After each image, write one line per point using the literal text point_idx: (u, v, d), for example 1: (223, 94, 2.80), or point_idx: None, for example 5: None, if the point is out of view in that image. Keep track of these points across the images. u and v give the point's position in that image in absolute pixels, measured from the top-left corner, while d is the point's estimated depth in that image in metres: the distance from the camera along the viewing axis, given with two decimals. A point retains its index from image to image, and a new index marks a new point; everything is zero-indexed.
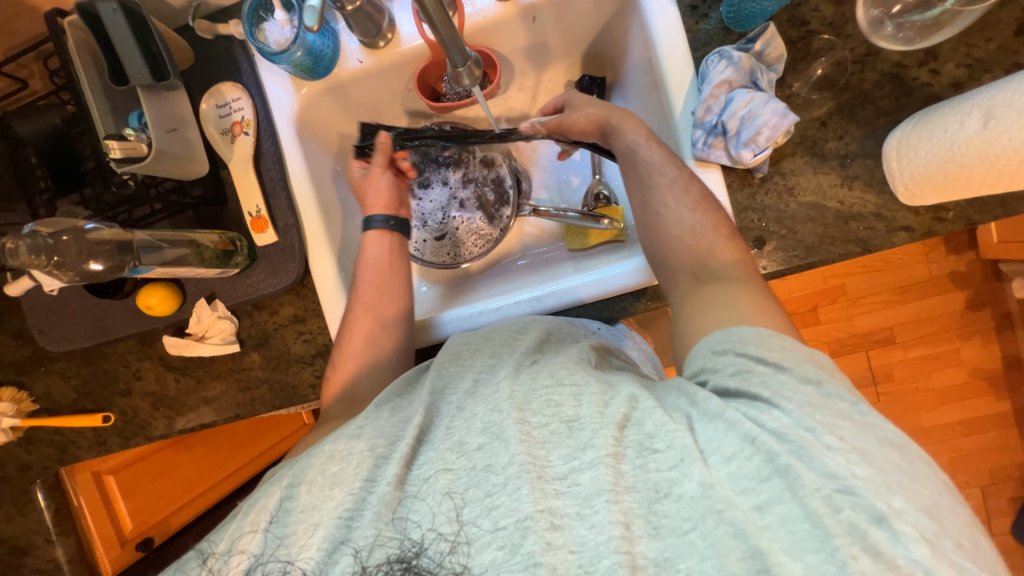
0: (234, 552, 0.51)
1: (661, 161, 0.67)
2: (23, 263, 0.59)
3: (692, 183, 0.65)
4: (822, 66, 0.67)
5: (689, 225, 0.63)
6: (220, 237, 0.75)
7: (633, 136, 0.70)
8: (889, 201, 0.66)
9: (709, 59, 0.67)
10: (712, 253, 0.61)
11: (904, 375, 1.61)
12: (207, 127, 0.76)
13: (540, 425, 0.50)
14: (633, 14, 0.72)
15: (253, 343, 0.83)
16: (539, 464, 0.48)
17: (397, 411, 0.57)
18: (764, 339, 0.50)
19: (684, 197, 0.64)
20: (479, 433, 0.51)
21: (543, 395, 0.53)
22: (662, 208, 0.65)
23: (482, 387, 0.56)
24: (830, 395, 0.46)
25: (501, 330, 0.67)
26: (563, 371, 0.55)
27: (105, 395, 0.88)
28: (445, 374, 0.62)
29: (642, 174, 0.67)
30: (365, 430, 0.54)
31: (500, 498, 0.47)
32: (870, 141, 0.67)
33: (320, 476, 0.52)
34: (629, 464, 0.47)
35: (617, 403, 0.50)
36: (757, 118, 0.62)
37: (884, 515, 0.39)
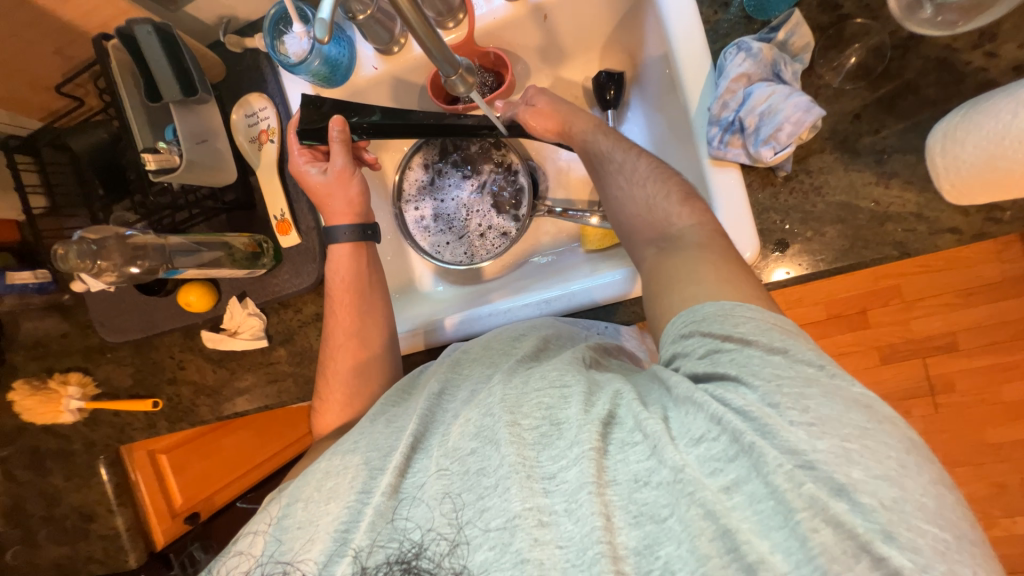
0: (236, 553, 0.55)
1: (611, 148, 0.70)
2: (72, 267, 0.66)
3: (642, 159, 0.68)
4: (856, 54, 0.62)
5: (643, 201, 0.64)
6: (249, 240, 0.80)
7: (583, 133, 0.72)
8: (933, 200, 0.60)
9: (727, 51, 0.63)
10: (669, 221, 0.61)
11: (968, 386, 1.47)
12: (237, 136, 0.80)
13: (529, 427, 0.51)
14: (648, 6, 0.69)
15: (279, 339, 0.88)
16: (529, 464, 0.49)
17: (392, 423, 0.59)
18: (726, 312, 0.50)
19: (636, 175, 0.66)
20: (472, 437, 0.53)
21: (534, 397, 0.53)
22: (616, 191, 0.67)
23: (475, 393, 0.58)
24: (796, 361, 0.45)
25: (497, 339, 0.67)
26: (554, 370, 0.55)
27: (154, 382, 0.97)
28: (445, 380, 0.63)
29: (593, 165, 0.71)
30: (360, 443, 0.57)
31: (490, 500, 0.48)
32: (912, 134, 0.61)
33: (318, 492, 0.54)
34: (611, 459, 0.47)
35: (602, 401, 0.51)
36: (779, 113, 0.58)
37: (843, 485, 0.39)
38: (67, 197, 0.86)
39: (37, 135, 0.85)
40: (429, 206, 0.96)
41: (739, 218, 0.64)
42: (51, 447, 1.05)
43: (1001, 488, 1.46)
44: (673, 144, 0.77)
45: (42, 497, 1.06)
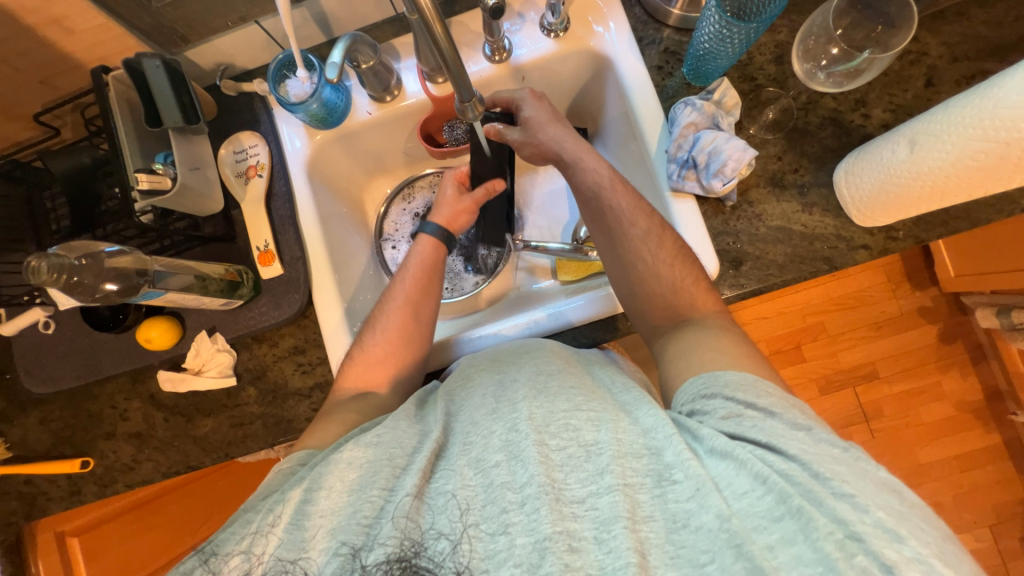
0: (240, 553, 0.48)
1: (630, 210, 0.73)
2: (42, 282, 0.59)
3: (665, 233, 0.71)
4: (772, 112, 0.78)
5: (670, 282, 0.69)
6: (227, 269, 0.78)
7: (597, 179, 0.76)
8: (846, 223, 0.74)
9: (677, 107, 0.77)
10: (693, 307, 0.68)
11: (893, 411, 1.63)
12: (223, 169, 0.82)
13: (557, 448, 0.50)
14: (608, 74, 0.84)
15: (249, 376, 0.82)
16: (557, 486, 0.47)
17: (415, 424, 0.57)
18: (751, 382, 0.55)
19: (660, 251, 0.70)
20: (497, 450, 0.50)
21: (561, 418, 0.52)
22: (638, 261, 0.71)
23: (498, 401, 0.56)
24: (822, 440, 0.50)
25: (508, 352, 0.66)
26: (580, 397, 0.55)
27: (86, 439, 0.84)
28: (454, 400, 0.60)
29: (610, 220, 0.74)
30: (384, 437, 0.54)
31: (516, 516, 0.46)
32: (821, 173, 0.76)
33: (340, 482, 0.50)
34: (645, 493, 0.47)
35: (635, 431, 0.51)
36: (723, 153, 0.71)
37: (892, 564, 0.40)
38: (14, 229, 0.79)
39: None
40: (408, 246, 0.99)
41: (700, 240, 0.74)
42: None
43: (938, 507, 1.59)
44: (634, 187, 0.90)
45: None
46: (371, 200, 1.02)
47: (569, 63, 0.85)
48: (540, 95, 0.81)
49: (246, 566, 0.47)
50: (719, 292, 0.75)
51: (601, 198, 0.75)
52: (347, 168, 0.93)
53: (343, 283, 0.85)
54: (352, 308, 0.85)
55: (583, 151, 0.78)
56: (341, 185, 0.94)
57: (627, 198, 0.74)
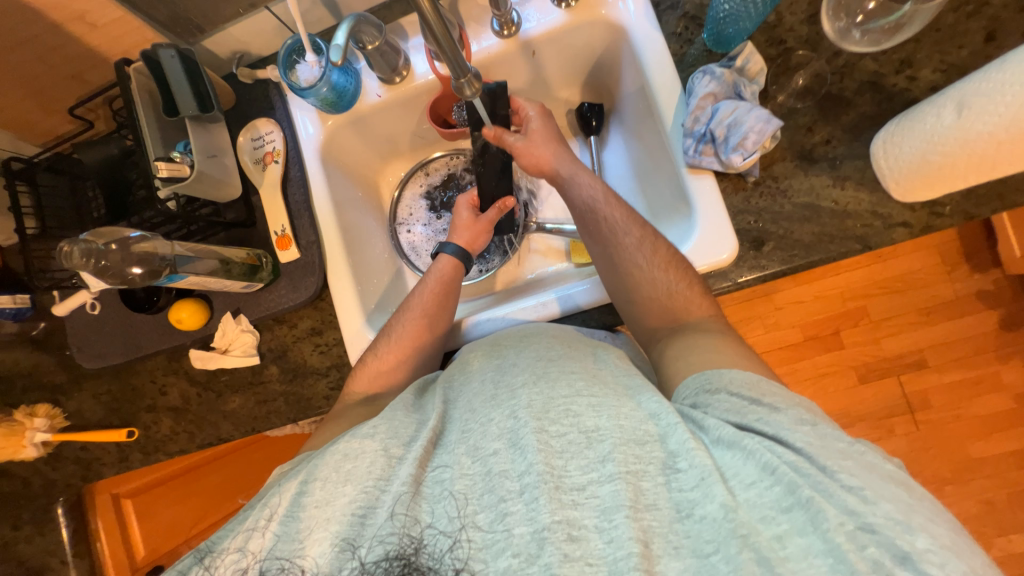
0: (244, 556, 0.49)
1: (623, 221, 0.71)
2: (74, 266, 0.66)
3: (658, 242, 0.69)
4: (802, 78, 0.72)
5: (666, 286, 0.67)
6: (248, 254, 0.81)
7: (591, 193, 0.75)
8: (884, 198, 0.68)
9: (694, 76, 0.73)
10: (688, 310, 0.65)
11: (942, 403, 1.52)
12: (242, 156, 0.84)
13: (557, 434, 0.49)
14: (623, 45, 0.80)
15: (272, 356, 0.86)
16: (556, 474, 0.47)
17: (410, 413, 0.57)
18: (754, 383, 0.52)
19: (655, 258, 0.68)
20: (495, 438, 0.50)
21: (561, 404, 0.51)
22: (633, 268, 0.69)
23: (496, 389, 0.55)
24: (827, 434, 0.47)
25: (508, 339, 0.66)
26: (581, 383, 0.54)
27: (131, 410, 0.92)
28: (453, 389, 0.60)
29: (604, 232, 0.72)
30: (380, 429, 0.54)
31: (515, 504, 0.46)
32: (857, 144, 0.70)
33: (335, 473, 0.50)
34: (649, 481, 0.46)
35: (638, 417, 0.50)
36: (743, 124, 0.66)
37: (908, 553, 0.38)
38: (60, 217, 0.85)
39: (37, 159, 0.86)
40: (422, 226, 1.00)
41: (718, 222, 0.70)
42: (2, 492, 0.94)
43: (990, 506, 1.48)
44: (650, 165, 0.86)
45: None
46: (386, 184, 1.03)
47: (581, 35, 0.82)
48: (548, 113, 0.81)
49: (242, 562, 0.49)
50: (737, 274, 0.71)
51: (595, 212, 0.73)
52: (361, 152, 0.94)
53: (357, 266, 0.87)
54: (366, 292, 0.87)
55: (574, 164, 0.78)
56: (355, 170, 0.95)
57: (620, 211, 0.72)
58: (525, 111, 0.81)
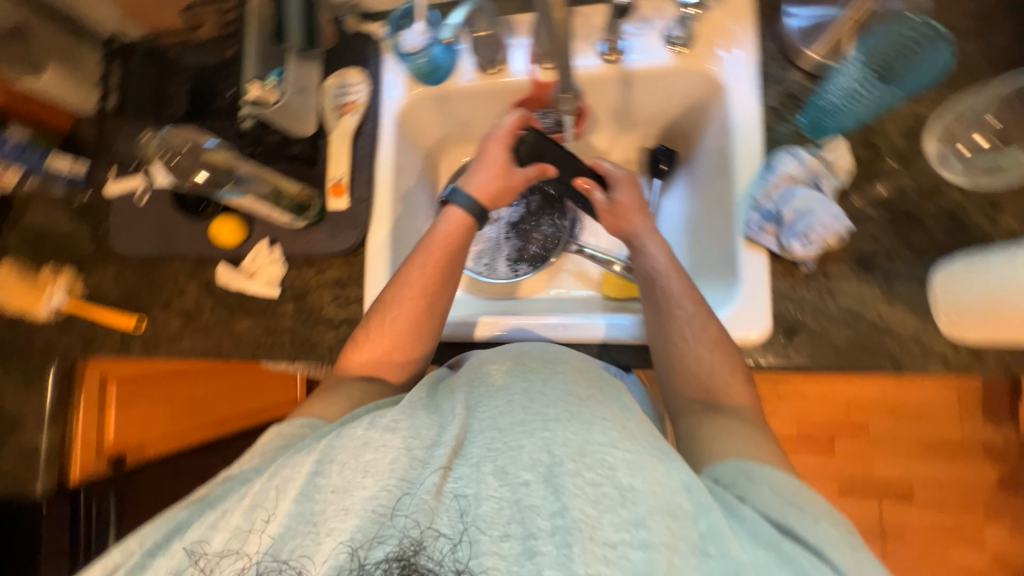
0: (250, 530, 0.47)
1: (680, 295, 0.70)
2: (149, 154, 0.75)
3: (711, 321, 0.68)
4: (883, 187, 0.71)
5: (708, 366, 0.66)
6: (301, 191, 0.83)
7: (657, 263, 0.73)
8: (929, 327, 0.67)
9: (779, 153, 0.72)
10: (727, 394, 0.64)
11: (915, 539, 1.48)
12: (323, 99, 0.86)
13: (592, 482, 0.44)
14: (718, 103, 0.80)
15: (291, 293, 0.88)
16: (590, 524, 0.42)
17: (432, 412, 0.54)
18: (798, 487, 0.50)
19: (702, 337, 0.67)
20: (527, 468, 0.45)
21: (597, 450, 0.46)
22: (679, 340, 0.68)
23: (526, 413, 0.50)
24: (863, 559, 0.46)
25: (533, 357, 0.58)
26: (617, 431, 0.47)
27: (146, 302, 0.94)
28: (475, 394, 0.54)
29: (658, 301, 0.71)
30: (402, 424, 0.51)
31: (544, 546, 0.42)
32: (918, 266, 0.69)
33: (354, 461, 0.48)
34: (682, 558, 0.41)
35: (673, 486, 0.44)
36: (813, 215, 0.67)
37: None
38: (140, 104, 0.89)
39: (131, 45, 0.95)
40: None
41: (759, 300, 0.71)
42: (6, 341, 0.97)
43: None
44: (707, 224, 0.86)
45: None
46: (447, 163, 1.04)
47: (680, 81, 0.82)
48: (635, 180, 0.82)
49: (242, 533, 0.47)
50: (761, 356, 0.70)
51: (658, 283, 0.72)
52: (433, 127, 0.96)
53: (397, 233, 0.88)
54: (398, 260, 0.88)
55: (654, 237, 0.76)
56: (423, 141, 0.97)
57: (682, 286, 0.71)
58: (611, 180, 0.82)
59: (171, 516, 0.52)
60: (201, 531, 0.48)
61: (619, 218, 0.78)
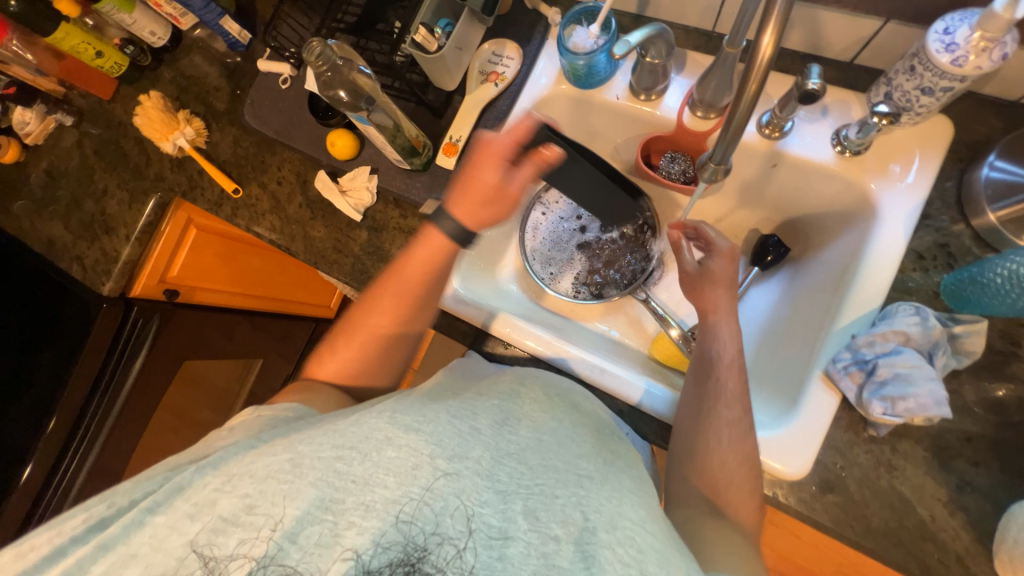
0: (258, 504, 0.44)
1: (732, 394, 0.65)
2: (308, 61, 0.71)
3: (749, 435, 0.63)
4: (1003, 391, 0.63)
5: (730, 474, 0.61)
6: (416, 136, 0.84)
7: (718, 346, 0.69)
8: (979, 554, 0.60)
9: (902, 305, 0.66)
10: (733, 504, 0.59)
11: None
12: (474, 61, 0.87)
13: (622, 563, 0.41)
14: (861, 224, 0.74)
15: (369, 224, 0.92)
16: None
17: (456, 418, 0.51)
18: None
19: (737, 445, 0.62)
20: (558, 524, 0.43)
21: (626, 528, 0.43)
22: (711, 437, 0.63)
23: (556, 468, 0.49)
24: None
25: (559, 395, 0.64)
26: (645, 512, 0.46)
27: (248, 175, 1.01)
28: (508, 411, 0.56)
29: (706, 389, 0.66)
30: (426, 427, 0.48)
31: None
32: (1001, 488, 0.61)
33: (376, 456, 0.46)
34: None
35: None
36: (912, 385, 0.60)
37: None
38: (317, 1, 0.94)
39: None
40: (555, 218, 0.99)
41: (808, 437, 0.65)
42: (128, 156, 1.08)
43: None
44: (785, 335, 0.80)
45: (87, 186, 1.08)
46: None
47: (832, 185, 0.75)
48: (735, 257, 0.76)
49: (246, 502, 0.44)
50: (782, 495, 0.66)
51: (713, 368, 0.67)
52: None
53: None
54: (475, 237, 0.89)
55: (728, 320, 0.71)
56: None
57: (735, 383, 0.66)
58: (715, 245, 0.76)
59: (176, 468, 0.50)
60: (209, 493, 0.45)
61: (703, 283, 0.74)
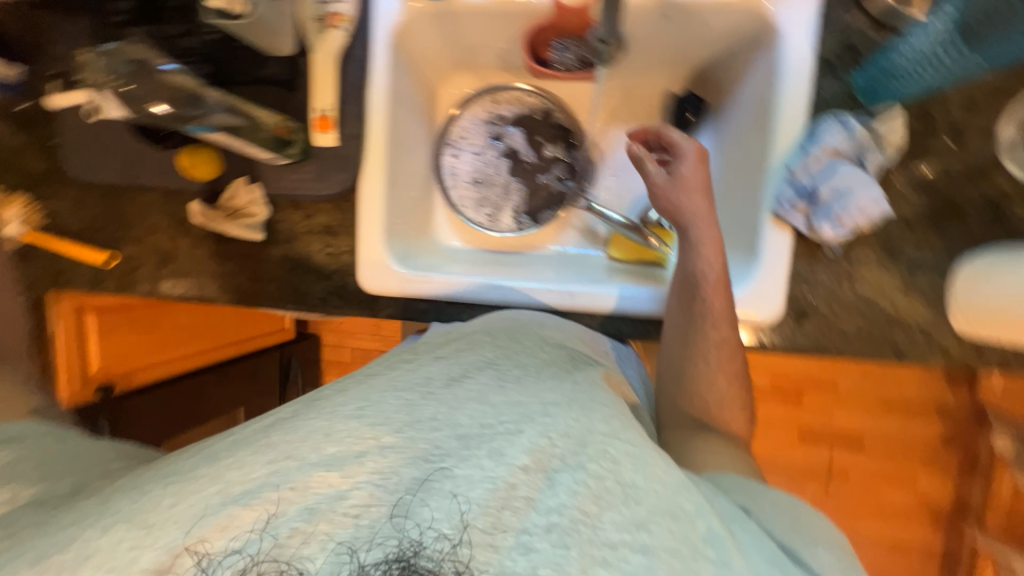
0: (189, 544, 0.40)
1: (719, 313, 0.65)
2: (97, 83, 0.62)
3: (735, 352, 0.66)
4: (930, 168, 0.66)
5: (718, 395, 0.66)
6: (281, 123, 0.74)
7: (706, 266, 0.66)
8: (940, 322, 0.66)
9: (825, 120, 0.66)
10: (721, 421, 0.66)
11: (855, 481, 1.48)
12: (301, 7, 0.72)
13: (594, 475, 0.42)
14: (763, 52, 0.71)
15: (276, 238, 0.81)
16: (592, 523, 0.40)
17: (402, 393, 0.49)
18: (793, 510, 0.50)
19: (725, 364, 0.66)
20: (525, 455, 0.43)
21: (599, 442, 0.44)
22: (699, 360, 0.66)
23: (525, 404, 0.48)
24: None
25: (523, 334, 0.62)
26: (618, 422, 0.46)
27: (114, 237, 0.85)
28: (468, 364, 0.53)
29: (695, 311, 0.65)
30: (367, 413, 0.46)
31: (543, 543, 0.39)
32: (946, 258, 0.66)
33: (316, 456, 0.43)
34: (682, 562, 0.39)
35: (673, 481, 0.43)
36: (852, 197, 0.62)
37: None
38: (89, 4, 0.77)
39: None
40: (470, 155, 0.91)
41: (772, 283, 0.67)
42: None
43: None
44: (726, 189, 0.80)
45: None
46: (447, 95, 0.93)
47: (724, 20, 0.71)
48: (705, 157, 0.70)
49: (173, 551, 0.40)
50: (764, 335, 0.69)
51: (699, 287, 0.65)
52: (433, 50, 0.84)
53: (393, 178, 0.79)
54: (394, 209, 0.80)
55: (709, 229, 0.67)
56: (421, 69, 0.84)
57: (722, 302, 0.65)
58: (681, 151, 0.70)
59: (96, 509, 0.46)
60: (123, 553, 0.40)
61: (686, 195, 0.68)
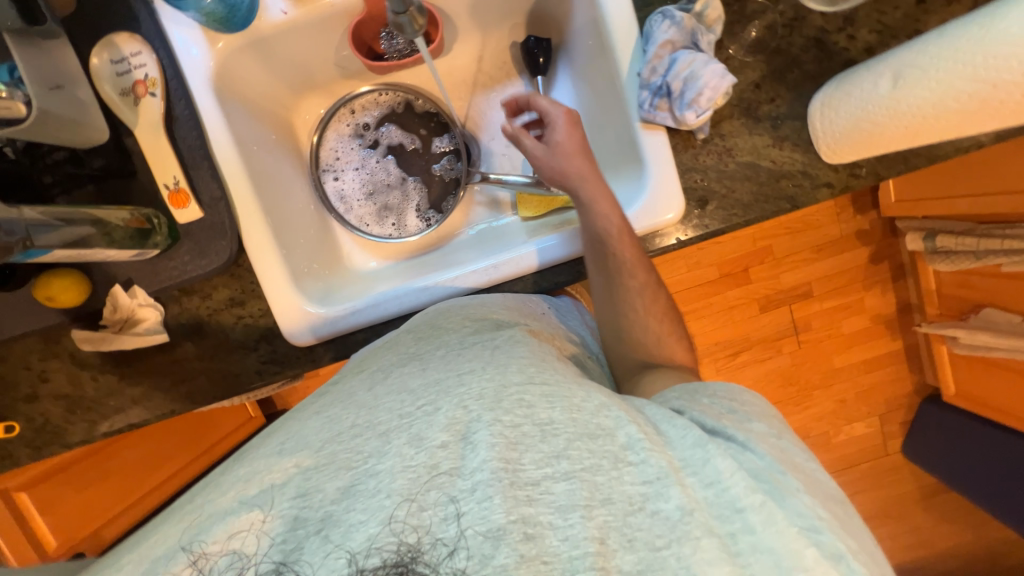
0: None
1: (632, 261, 0.68)
2: None
3: (657, 289, 0.71)
4: (755, 30, 0.71)
5: (654, 333, 0.71)
6: (132, 214, 0.67)
7: (607, 218, 0.67)
8: (814, 159, 0.71)
9: (653, 19, 0.69)
10: (672, 351, 0.71)
11: (819, 325, 1.62)
12: (102, 86, 0.68)
13: (512, 424, 0.43)
14: None
15: (184, 331, 0.75)
16: (512, 467, 0.41)
17: (323, 415, 0.50)
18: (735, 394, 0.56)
19: (652, 305, 0.71)
20: (443, 430, 0.44)
21: (513, 394, 0.45)
22: (629, 309, 0.71)
23: (440, 381, 0.48)
24: (789, 448, 0.50)
25: (448, 319, 0.61)
26: (533, 369, 0.49)
27: (4, 403, 0.76)
28: (390, 366, 0.55)
29: (608, 263, 0.68)
30: (289, 445, 0.47)
31: (466, 504, 0.40)
32: (798, 103, 0.71)
33: (237, 502, 0.43)
34: (603, 475, 0.42)
35: (591, 408, 0.46)
36: (700, 79, 0.64)
37: (841, 553, 0.41)
38: None
39: None
40: (352, 173, 0.89)
41: (668, 181, 0.70)
42: None
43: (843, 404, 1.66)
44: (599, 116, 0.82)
45: None
46: (303, 124, 0.89)
47: None
48: (576, 120, 0.73)
49: None
50: (681, 232, 0.73)
51: (603, 235, 0.67)
52: (265, 83, 0.79)
53: (278, 224, 0.75)
54: (294, 255, 0.76)
55: (598, 181, 0.69)
56: (263, 107, 0.80)
57: (630, 246, 0.67)
58: (552, 120, 0.73)
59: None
60: None
61: (565, 159, 0.71)
